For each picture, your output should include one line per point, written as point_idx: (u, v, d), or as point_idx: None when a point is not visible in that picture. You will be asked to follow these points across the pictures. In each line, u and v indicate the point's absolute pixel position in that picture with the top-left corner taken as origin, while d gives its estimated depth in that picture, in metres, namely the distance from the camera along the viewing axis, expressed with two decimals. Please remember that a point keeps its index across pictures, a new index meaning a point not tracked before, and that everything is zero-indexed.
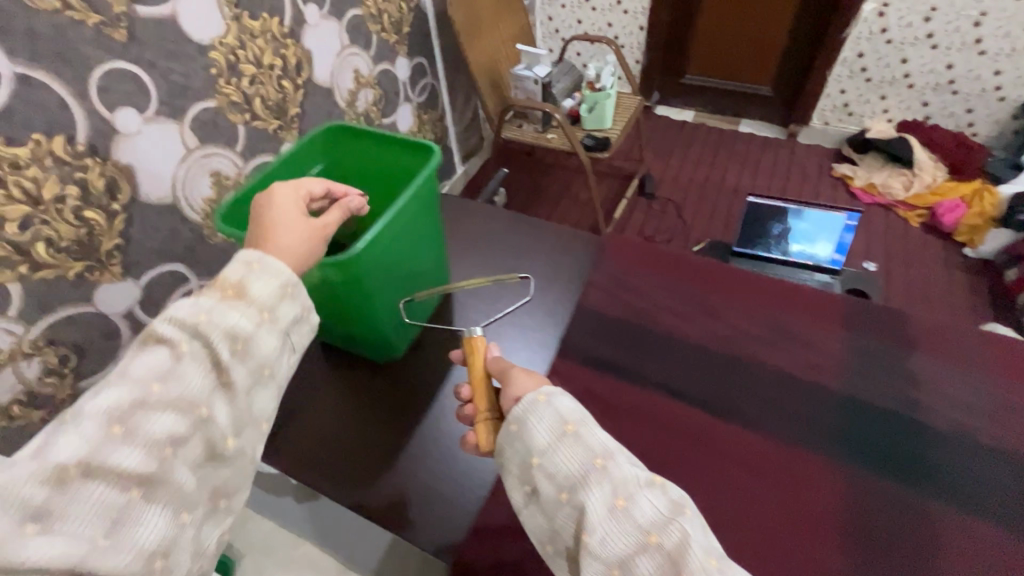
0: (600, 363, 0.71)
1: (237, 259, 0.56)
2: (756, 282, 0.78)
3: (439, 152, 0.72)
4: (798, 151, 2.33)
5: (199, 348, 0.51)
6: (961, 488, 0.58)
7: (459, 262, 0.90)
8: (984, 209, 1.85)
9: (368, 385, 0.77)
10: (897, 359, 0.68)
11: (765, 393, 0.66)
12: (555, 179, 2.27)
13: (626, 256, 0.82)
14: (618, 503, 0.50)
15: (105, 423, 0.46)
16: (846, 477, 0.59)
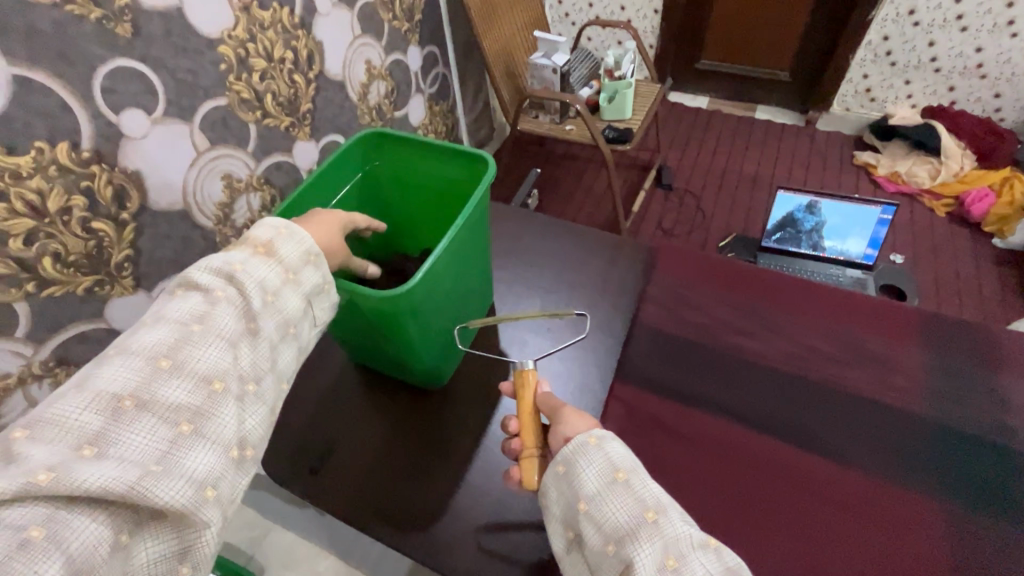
0: (665, 390, 0.68)
1: (264, 224, 0.56)
2: (823, 295, 0.75)
3: (493, 165, 0.65)
4: (818, 138, 2.26)
5: (236, 294, 0.51)
6: None
7: (501, 277, 0.85)
8: (1012, 197, 1.83)
9: (414, 413, 0.73)
10: (983, 380, 0.65)
11: (842, 418, 0.64)
12: (569, 171, 2.20)
13: (685, 270, 0.79)
14: (668, 564, 0.44)
15: (150, 356, 0.45)
16: (934, 505, 0.57)
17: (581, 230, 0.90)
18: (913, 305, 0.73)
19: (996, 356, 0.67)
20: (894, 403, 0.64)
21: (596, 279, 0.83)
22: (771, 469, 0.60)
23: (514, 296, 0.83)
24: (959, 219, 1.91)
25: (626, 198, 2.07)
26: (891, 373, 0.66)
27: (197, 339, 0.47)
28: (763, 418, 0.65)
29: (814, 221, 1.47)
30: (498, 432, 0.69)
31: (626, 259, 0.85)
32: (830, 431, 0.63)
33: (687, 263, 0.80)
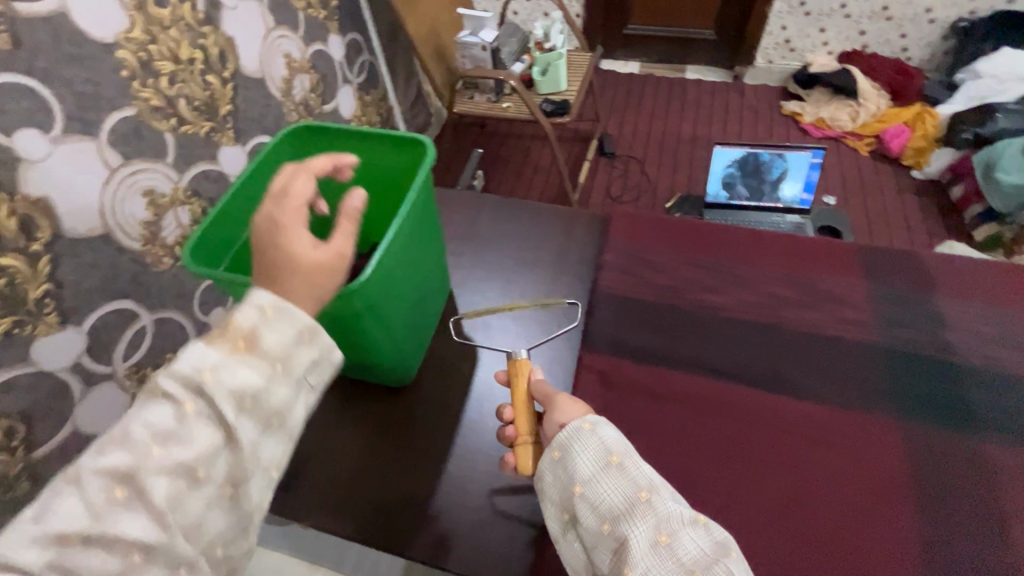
0: (633, 352, 0.68)
1: (246, 300, 0.45)
2: (771, 241, 0.77)
3: (432, 146, 0.63)
4: (747, 93, 2.33)
5: (204, 406, 0.42)
6: (1009, 427, 0.59)
7: (457, 262, 0.83)
8: (927, 131, 1.94)
9: (386, 412, 0.71)
10: (923, 302, 0.69)
11: (809, 357, 0.66)
12: (512, 150, 2.18)
13: (638, 232, 0.80)
14: (660, 539, 0.45)
15: (105, 485, 0.39)
16: (902, 433, 0.59)
17: (532, 206, 0.89)
18: (852, 242, 0.76)
19: (930, 279, 0.71)
20: (846, 341, 0.66)
21: (553, 254, 0.82)
22: (731, 423, 0.62)
23: (473, 280, 0.81)
24: (881, 156, 2.02)
25: (571, 171, 2.08)
26: (836, 311, 0.69)
27: (152, 466, 0.40)
28: (727, 369, 0.66)
29: (783, 163, 1.50)
30: (474, 417, 0.69)
31: (581, 229, 0.85)
32: (790, 370, 0.65)
33: (640, 225, 0.81)
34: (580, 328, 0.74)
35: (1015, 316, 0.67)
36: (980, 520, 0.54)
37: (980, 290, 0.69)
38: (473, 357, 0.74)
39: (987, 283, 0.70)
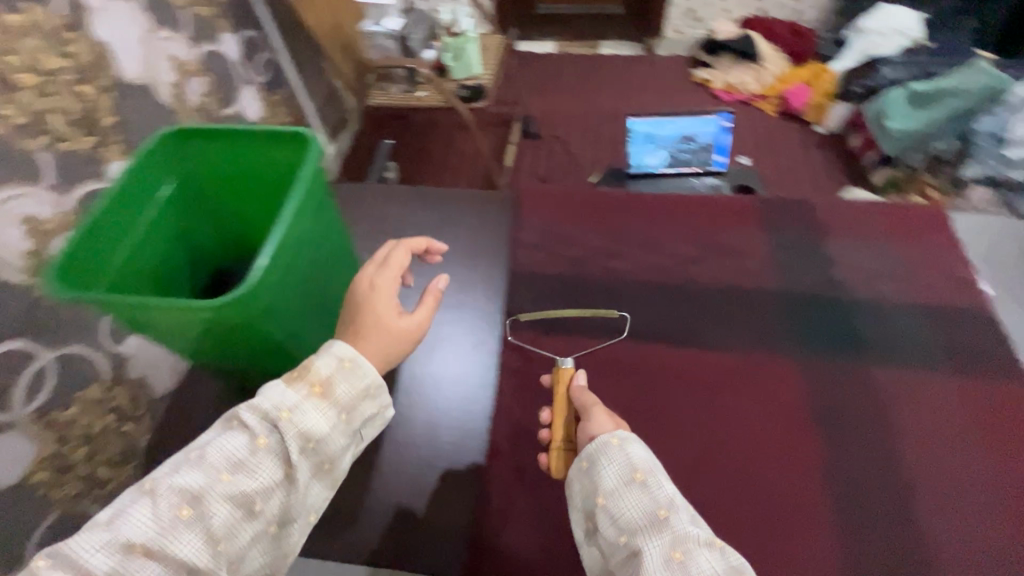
0: (553, 326, 0.70)
1: (330, 351, 0.53)
2: (676, 204, 0.80)
3: (318, 141, 0.61)
4: (659, 64, 2.39)
5: (276, 442, 0.49)
6: (894, 349, 0.64)
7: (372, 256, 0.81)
8: (824, 88, 2.05)
9: None
10: (815, 245, 0.73)
11: (716, 309, 0.69)
12: (437, 141, 2.15)
13: (551, 209, 0.81)
14: (674, 557, 0.42)
15: (175, 502, 0.45)
16: (801, 367, 0.64)
17: (445, 192, 0.88)
18: (748, 196, 0.80)
19: (819, 223, 0.76)
20: (745, 290, 0.71)
21: (469, 238, 0.82)
22: (648, 376, 0.65)
23: None
24: (786, 114, 2.12)
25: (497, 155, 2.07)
26: (736, 262, 0.73)
27: (219, 492, 0.46)
28: (641, 329, 0.69)
29: (712, 120, 1.56)
30: (403, 410, 0.68)
31: (495, 209, 0.85)
32: (699, 321, 0.69)
33: (552, 201, 0.82)
34: (500, 307, 0.74)
35: (892, 247, 0.72)
36: (872, 438, 0.59)
37: (862, 227, 0.75)
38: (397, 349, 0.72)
39: (868, 220, 0.76)
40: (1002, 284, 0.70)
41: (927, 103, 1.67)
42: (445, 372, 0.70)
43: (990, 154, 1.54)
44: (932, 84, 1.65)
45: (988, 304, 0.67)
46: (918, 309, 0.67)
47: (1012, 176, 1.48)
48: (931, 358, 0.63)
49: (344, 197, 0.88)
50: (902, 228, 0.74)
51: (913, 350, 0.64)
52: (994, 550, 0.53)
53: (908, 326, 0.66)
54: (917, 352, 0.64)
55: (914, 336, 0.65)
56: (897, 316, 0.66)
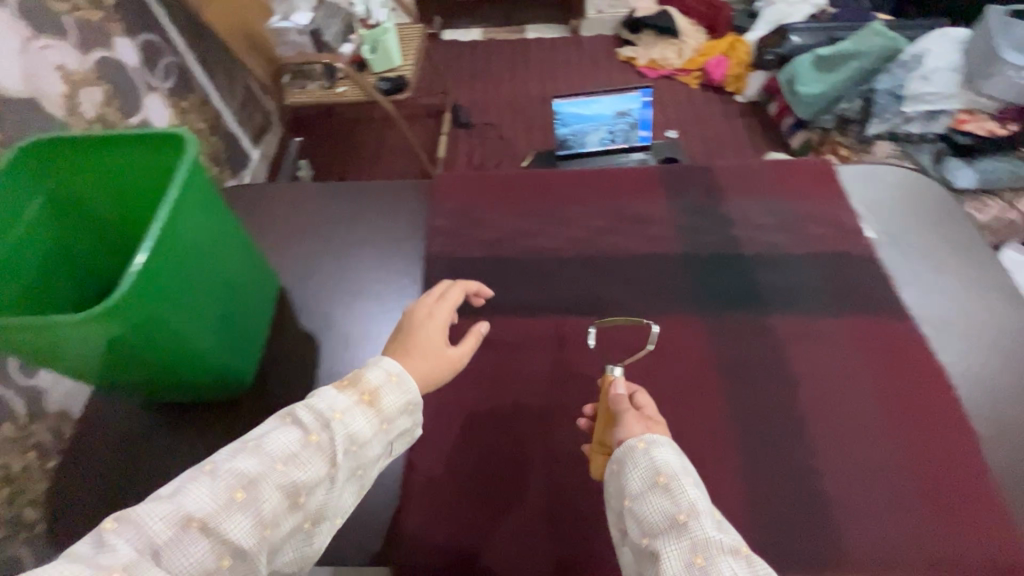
0: (469, 309, 0.70)
1: (380, 364, 0.53)
2: (585, 179, 0.82)
3: (191, 139, 0.60)
4: (585, 45, 2.41)
5: (327, 441, 0.47)
6: (787, 298, 0.68)
7: (284, 254, 0.79)
8: (740, 58, 2.13)
9: (230, 425, 0.67)
10: (715, 206, 0.77)
11: (625, 276, 0.71)
12: (367, 136, 2.11)
13: (463, 193, 0.81)
14: (695, 561, 0.43)
15: (230, 484, 0.43)
16: (705, 323, 0.67)
17: (358, 186, 0.86)
18: (654, 167, 0.83)
19: (719, 185, 0.79)
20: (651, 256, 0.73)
21: (384, 230, 0.81)
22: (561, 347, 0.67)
23: (305, 270, 0.77)
24: (709, 87, 2.20)
25: (429, 147, 2.04)
26: (642, 230, 0.76)
27: (274, 480, 0.44)
28: (555, 304, 0.70)
29: (644, 97, 1.61)
30: None
31: (410, 199, 0.84)
32: (609, 290, 0.71)
33: (465, 187, 0.82)
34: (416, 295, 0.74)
35: (787, 204, 0.77)
36: (770, 383, 0.62)
37: (760, 187, 0.79)
38: (313, 345, 0.71)
39: (765, 180, 0.80)
40: (885, 229, 0.75)
41: (832, 67, 1.74)
42: (362, 365, 0.68)
43: (888, 109, 1.60)
44: (834, 49, 1.73)
45: (872, 250, 0.72)
46: (809, 259, 0.71)
47: (911, 129, 1.58)
48: (820, 304, 0.68)
49: (254, 199, 0.85)
50: (793, 185, 0.79)
51: (804, 297, 0.68)
52: (884, 470, 0.57)
53: (801, 275, 0.70)
54: (809, 301, 0.68)
55: (805, 285, 0.69)
56: (791, 267, 0.71)
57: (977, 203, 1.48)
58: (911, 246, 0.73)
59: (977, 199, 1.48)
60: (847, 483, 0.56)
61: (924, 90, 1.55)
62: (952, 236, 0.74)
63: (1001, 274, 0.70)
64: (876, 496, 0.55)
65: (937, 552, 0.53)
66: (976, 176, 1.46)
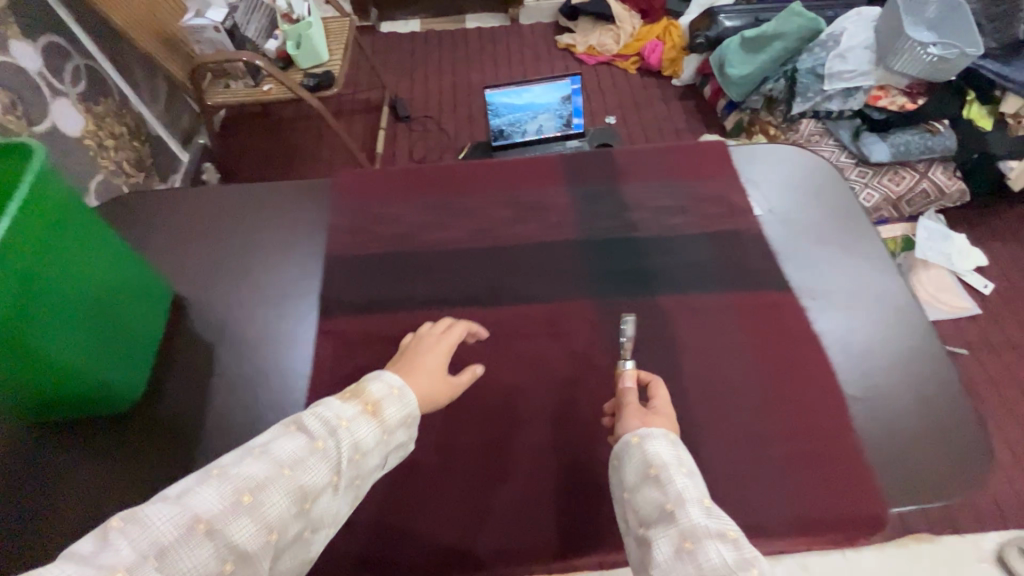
0: (369, 305, 0.70)
1: (382, 378, 0.54)
2: (491, 170, 0.83)
3: (36, 147, 0.55)
4: (525, 33, 2.41)
5: (332, 448, 0.48)
6: (678, 277, 0.70)
7: (184, 258, 0.77)
8: (675, 42, 2.16)
9: (121, 434, 0.64)
10: (614, 191, 0.78)
11: (525, 264, 0.73)
12: (305, 133, 2.05)
13: (368, 189, 0.81)
14: (683, 548, 0.45)
15: (238, 486, 0.43)
16: (598, 308, 0.69)
17: (262, 186, 0.84)
18: (556, 155, 0.84)
19: (619, 171, 0.81)
20: (549, 243, 0.75)
21: (288, 229, 0.79)
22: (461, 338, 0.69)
23: (205, 273, 0.76)
24: (646, 71, 2.23)
25: (368, 143, 2.01)
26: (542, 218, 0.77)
27: (280, 485, 0.44)
28: (454, 296, 0.71)
29: (575, 87, 1.63)
30: (220, 409, 0.65)
31: (316, 197, 0.83)
32: (507, 280, 0.72)
33: (370, 183, 0.82)
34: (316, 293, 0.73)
35: (681, 186, 0.79)
36: (659, 360, 0.65)
37: (656, 172, 0.81)
38: (211, 349, 0.69)
39: (662, 165, 0.82)
40: (773, 207, 0.78)
41: (759, 48, 1.78)
42: (262, 367, 0.68)
43: (811, 88, 1.63)
44: (759, 30, 1.76)
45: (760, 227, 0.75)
46: (700, 238, 0.74)
47: (831, 106, 1.62)
48: (709, 280, 0.70)
49: (152, 203, 0.83)
50: (690, 167, 0.81)
51: (695, 275, 0.71)
52: (759, 435, 0.60)
53: (690, 255, 0.72)
54: (699, 278, 0.70)
55: (697, 263, 0.72)
56: (682, 246, 0.73)
57: (894, 175, 1.56)
58: (793, 222, 0.76)
59: (893, 171, 1.56)
60: (724, 449, 0.59)
61: (842, 68, 1.59)
62: (832, 213, 0.77)
63: (874, 246, 0.74)
64: (747, 458, 0.59)
65: (803, 507, 0.56)
66: (890, 150, 1.54)
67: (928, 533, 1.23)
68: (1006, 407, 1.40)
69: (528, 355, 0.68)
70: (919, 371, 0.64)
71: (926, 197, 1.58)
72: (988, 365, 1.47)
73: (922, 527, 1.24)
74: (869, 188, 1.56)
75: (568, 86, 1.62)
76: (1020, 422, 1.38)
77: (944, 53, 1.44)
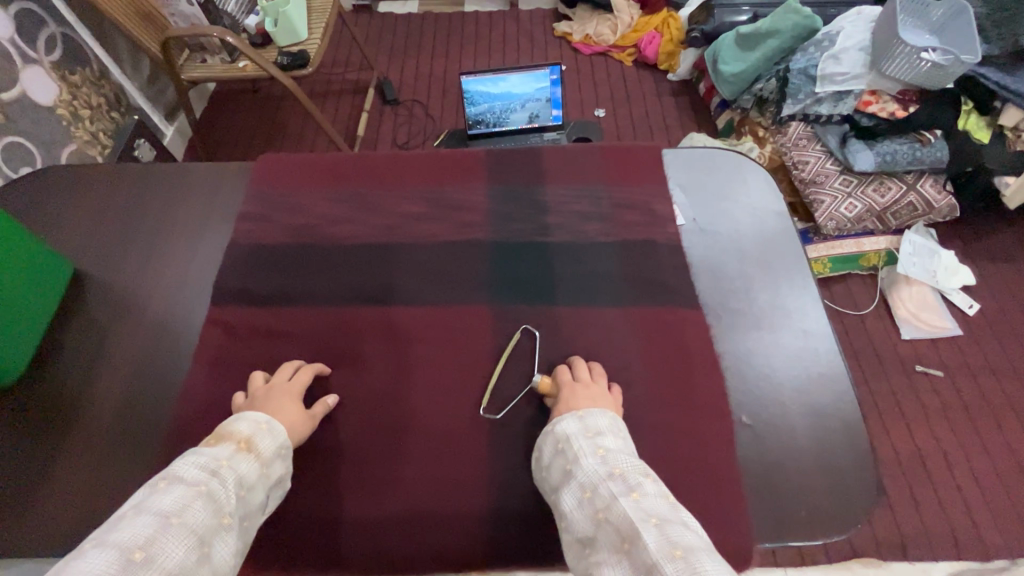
0: (287, 295, 0.77)
1: (247, 417, 0.61)
2: (419, 170, 0.89)
3: None
4: (523, 19, 2.35)
5: (216, 488, 0.52)
6: (577, 286, 0.77)
7: (117, 236, 0.85)
8: (672, 36, 2.07)
9: (33, 391, 0.72)
10: (535, 199, 0.85)
11: (435, 265, 0.79)
12: (290, 112, 2.03)
13: (302, 179, 0.88)
14: (585, 497, 0.53)
15: (126, 547, 0.44)
16: (495, 311, 0.75)
17: (186, 185, 0.90)
18: (483, 152, 0.91)
19: (542, 182, 0.86)
20: (468, 240, 0.82)
21: (199, 232, 0.85)
22: (366, 327, 0.75)
23: (136, 251, 0.84)
24: (642, 64, 2.16)
25: (351, 127, 1.99)
26: (465, 221, 0.84)
27: (171, 534, 0.46)
28: (376, 286, 0.78)
29: (554, 78, 1.58)
30: (134, 374, 0.73)
31: (243, 192, 0.89)
32: (423, 273, 0.79)
33: (308, 172, 0.89)
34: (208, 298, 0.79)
35: (601, 193, 0.85)
36: (543, 361, 0.71)
37: (580, 175, 0.87)
38: (131, 320, 0.77)
39: (590, 171, 0.87)
40: (698, 218, 0.85)
41: (753, 45, 1.70)
42: (178, 341, 0.76)
43: (802, 90, 1.56)
44: (754, 26, 1.68)
45: (664, 244, 0.79)
46: (609, 246, 0.79)
47: (821, 110, 1.54)
48: (603, 290, 0.76)
49: (86, 194, 0.89)
50: (607, 183, 0.86)
51: (591, 287, 0.76)
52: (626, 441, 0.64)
53: (594, 257, 0.79)
54: (595, 293, 0.76)
55: (597, 277, 0.77)
56: (585, 257, 0.79)
57: (880, 185, 1.50)
58: (723, 245, 0.82)
59: (879, 181, 1.50)
60: None
61: (835, 71, 1.51)
62: (746, 232, 0.83)
63: (799, 262, 0.81)
64: None
65: None
66: (875, 159, 1.47)
67: (876, 557, 1.20)
68: (975, 433, 1.35)
69: (425, 351, 0.73)
70: (820, 375, 0.72)
71: (912, 210, 1.51)
72: (961, 389, 1.41)
73: (871, 551, 1.21)
74: (852, 198, 1.50)
75: (546, 76, 1.58)
76: (988, 450, 1.32)
77: (941, 59, 1.37)
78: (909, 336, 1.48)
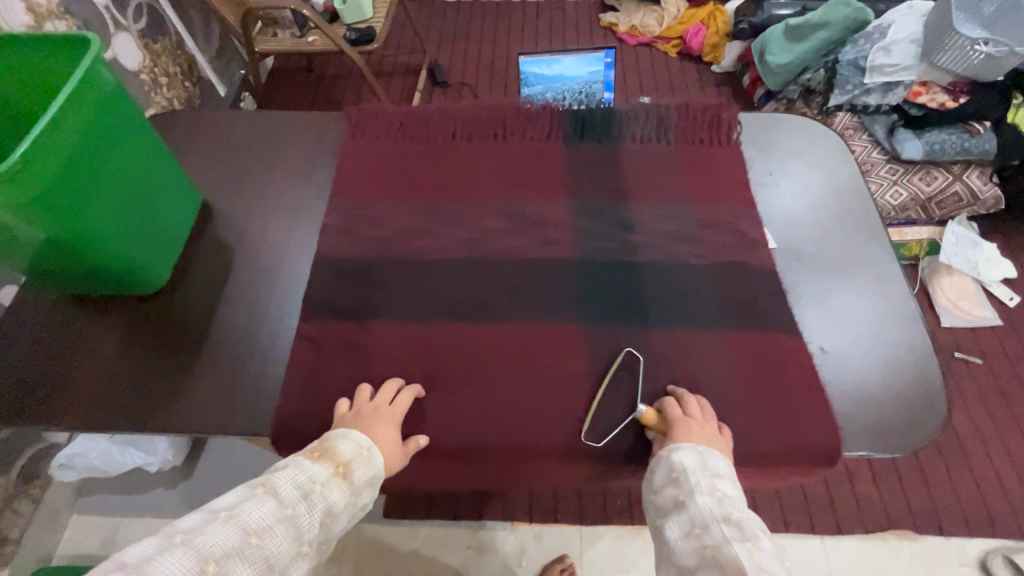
0: (396, 246, 0.89)
1: (353, 440, 0.68)
2: (504, 144, 1.00)
3: (98, 42, 0.70)
4: (568, 10, 2.40)
5: (297, 513, 0.59)
6: (644, 251, 0.88)
7: (227, 193, 0.96)
8: (718, 27, 2.12)
9: (163, 320, 0.83)
10: (607, 175, 0.96)
11: (521, 227, 0.91)
12: (344, 89, 2.11)
13: (403, 151, 1.00)
14: (693, 530, 0.61)
15: (205, 556, 0.51)
16: (575, 266, 0.87)
17: (288, 150, 1.02)
18: (559, 130, 1.01)
19: (613, 160, 0.97)
20: (548, 208, 0.93)
21: (303, 192, 0.97)
22: (465, 274, 0.87)
23: (245, 208, 0.95)
24: (686, 56, 2.20)
25: None
26: (551, 208, 0.92)
27: (245, 555, 0.53)
28: (469, 260, 0.88)
29: (606, 62, 1.64)
30: (254, 312, 0.85)
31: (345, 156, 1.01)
32: (512, 246, 0.89)
33: (408, 142, 1.01)
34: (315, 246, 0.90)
35: (672, 180, 0.94)
36: (618, 310, 0.83)
37: (650, 162, 0.96)
38: (247, 265, 0.88)
39: (656, 150, 0.98)
40: (773, 170, 0.98)
41: (801, 37, 1.72)
42: (291, 283, 0.87)
43: (851, 81, 1.59)
44: (803, 18, 1.70)
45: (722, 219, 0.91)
46: (686, 240, 0.88)
47: (869, 100, 1.58)
48: (667, 256, 0.87)
49: (199, 147, 1.01)
50: (671, 163, 0.97)
51: (657, 253, 0.88)
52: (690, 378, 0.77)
53: (680, 266, 0.86)
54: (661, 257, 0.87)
55: (661, 245, 0.88)
56: (650, 227, 0.90)
57: (926, 174, 1.53)
58: (796, 211, 0.93)
59: (925, 170, 1.54)
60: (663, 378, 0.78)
61: (885, 62, 1.55)
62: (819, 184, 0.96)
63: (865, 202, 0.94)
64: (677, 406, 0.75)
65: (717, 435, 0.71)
66: (923, 147, 1.51)
67: (911, 531, 1.23)
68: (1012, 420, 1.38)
69: (516, 295, 0.85)
70: (882, 315, 0.83)
71: (958, 201, 1.54)
72: (999, 376, 1.44)
73: (906, 524, 1.24)
74: (898, 186, 1.54)
75: (599, 60, 1.63)
76: None
77: (994, 51, 1.41)
78: (949, 324, 1.51)
